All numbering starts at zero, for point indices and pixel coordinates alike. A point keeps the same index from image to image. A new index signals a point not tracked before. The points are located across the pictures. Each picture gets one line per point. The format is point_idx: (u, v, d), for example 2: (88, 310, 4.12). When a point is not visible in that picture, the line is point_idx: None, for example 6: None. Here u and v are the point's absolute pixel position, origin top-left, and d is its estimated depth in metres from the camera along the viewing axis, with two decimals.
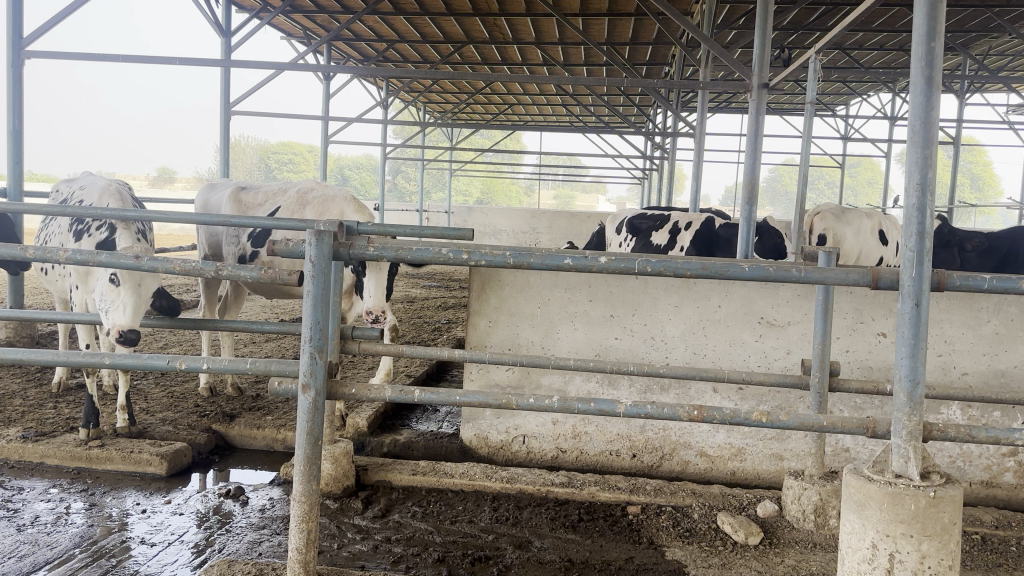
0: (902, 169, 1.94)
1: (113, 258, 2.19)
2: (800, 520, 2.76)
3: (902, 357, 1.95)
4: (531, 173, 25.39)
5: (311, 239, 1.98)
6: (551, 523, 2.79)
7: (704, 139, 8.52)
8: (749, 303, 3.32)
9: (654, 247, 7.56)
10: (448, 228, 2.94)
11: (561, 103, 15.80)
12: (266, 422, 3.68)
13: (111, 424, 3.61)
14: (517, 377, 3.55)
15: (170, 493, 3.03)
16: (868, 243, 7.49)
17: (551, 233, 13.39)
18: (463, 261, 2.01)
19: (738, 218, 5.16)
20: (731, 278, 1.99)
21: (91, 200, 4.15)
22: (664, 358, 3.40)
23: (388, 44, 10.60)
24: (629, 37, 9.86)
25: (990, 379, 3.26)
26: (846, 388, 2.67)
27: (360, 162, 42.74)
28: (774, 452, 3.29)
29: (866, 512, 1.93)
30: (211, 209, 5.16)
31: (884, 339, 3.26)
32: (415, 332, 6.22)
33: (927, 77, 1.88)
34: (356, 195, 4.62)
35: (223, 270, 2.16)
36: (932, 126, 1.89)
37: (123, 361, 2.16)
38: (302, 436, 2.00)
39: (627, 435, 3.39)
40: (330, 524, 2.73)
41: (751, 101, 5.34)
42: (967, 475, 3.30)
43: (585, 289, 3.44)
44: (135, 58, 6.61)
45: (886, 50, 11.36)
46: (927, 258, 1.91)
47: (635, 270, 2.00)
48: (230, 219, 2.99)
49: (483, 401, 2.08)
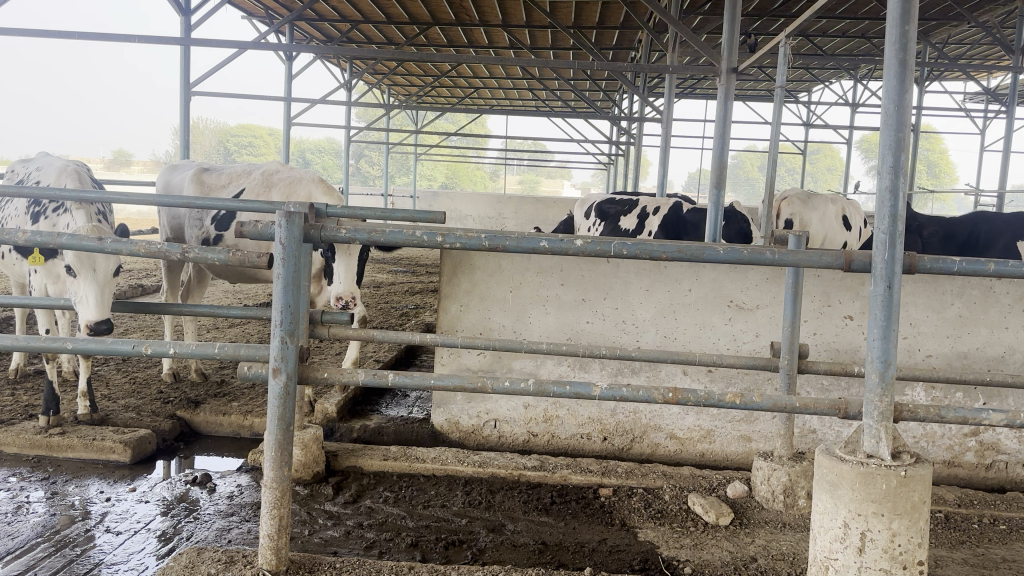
0: (875, 153, 1.96)
1: (75, 240, 2.11)
2: (769, 501, 2.79)
3: (874, 339, 1.97)
4: (496, 158, 25.28)
5: (281, 221, 1.94)
6: (524, 506, 2.79)
7: (670, 124, 8.53)
8: (719, 287, 3.34)
9: (622, 231, 7.58)
10: (419, 211, 2.90)
11: (527, 87, 15.72)
12: (232, 408, 3.62)
13: (71, 411, 3.51)
14: (488, 361, 3.53)
15: (134, 481, 2.96)
16: (832, 227, 7.59)
17: (517, 218, 13.34)
18: (438, 244, 1.98)
19: (706, 202, 5.18)
20: (707, 261, 1.98)
21: (49, 181, 4.04)
22: (634, 342, 3.41)
23: (352, 25, 10.43)
24: (596, 21, 9.83)
25: (954, 360, 3.32)
26: (815, 369, 2.70)
27: (323, 146, 42.17)
28: (742, 434, 3.32)
29: (838, 492, 1.95)
30: (174, 190, 5.04)
31: (851, 323, 3.31)
32: (382, 317, 6.16)
33: (901, 60, 1.88)
34: (322, 177, 4.55)
35: (188, 253, 2.10)
36: (906, 109, 1.90)
37: (87, 346, 2.10)
38: (272, 421, 1.97)
39: (599, 418, 3.39)
40: (300, 510, 2.68)
41: (719, 86, 5.34)
42: (930, 455, 3.37)
43: (557, 273, 3.43)
44: (91, 36, 6.41)
45: (849, 37, 11.49)
46: (900, 240, 1.92)
47: (612, 252, 1.99)
48: (194, 200, 2.90)
49: (458, 385, 2.06)
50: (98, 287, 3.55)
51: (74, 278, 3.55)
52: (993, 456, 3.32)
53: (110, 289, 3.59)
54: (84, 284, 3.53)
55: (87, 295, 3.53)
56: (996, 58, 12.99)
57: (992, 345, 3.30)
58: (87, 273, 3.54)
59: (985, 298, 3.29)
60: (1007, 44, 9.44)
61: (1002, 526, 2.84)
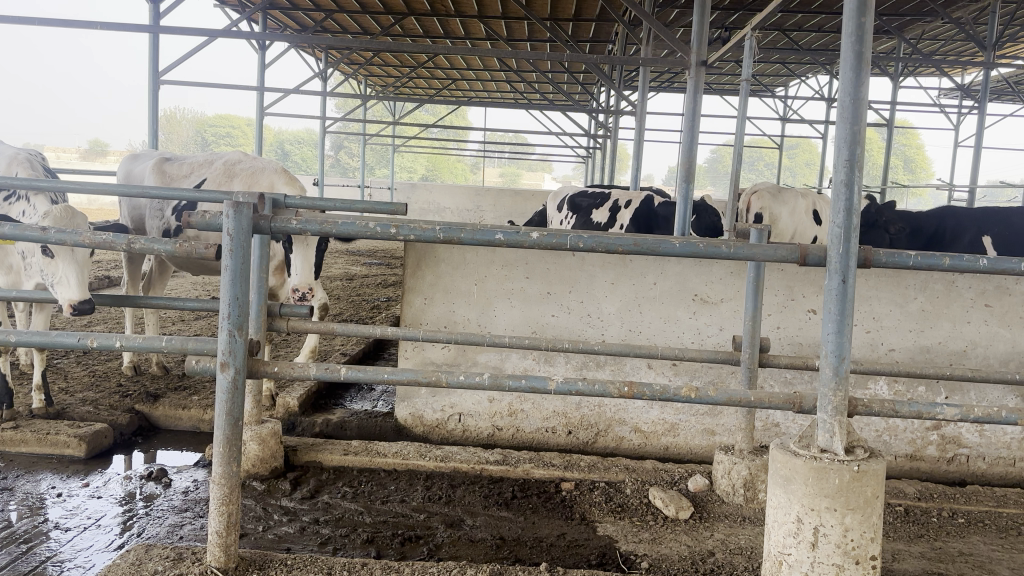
0: (831, 147, 1.95)
1: (18, 230, 2.05)
2: (729, 494, 2.79)
3: (828, 333, 1.96)
4: (476, 150, 25.12)
5: (228, 211, 1.88)
6: (484, 501, 2.76)
7: (644, 118, 8.51)
8: (684, 280, 3.33)
9: (596, 225, 7.55)
10: (379, 202, 2.86)
11: (506, 79, 15.64)
12: (193, 402, 3.56)
13: (26, 404, 3.44)
14: (453, 355, 3.50)
15: (88, 476, 2.90)
16: (803, 222, 7.63)
17: (495, 211, 13.25)
18: (392, 236, 1.94)
19: (676, 195, 5.17)
20: (662, 254, 1.96)
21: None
22: (600, 336, 3.39)
23: (327, 14, 10.31)
24: (572, 13, 9.79)
25: (917, 354, 3.33)
26: (776, 363, 2.68)
27: (302, 137, 41.75)
28: (706, 428, 3.32)
29: (791, 487, 1.94)
30: (135, 180, 4.96)
31: (814, 317, 3.31)
32: (352, 310, 6.10)
33: (857, 54, 1.87)
34: (286, 168, 4.48)
35: (135, 244, 2.04)
36: (861, 102, 1.88)
37: (32, 339, 2.04)
38: (220, 416, 1.92)
39: (563, 412, 3.37)
40: (255, 506, 2.64)
41: (689, 79, 5.33)
42: (892, 449, 3.39)
43: (522, 266, 3.40)
44: (53, 22, 6.26)
45: (825, 33, 11.54)
46: (855, 235, 1.91)
47: (566, 245, 1.96)
48: (149, 190, 2.82)
49: (411, 378, 2.03)
50: (78, 265, 3.46)
51: (53, 260, 3.43)
52: (954, 450, 3.34)
53: (89, 268, 3.50)
54: (63, 263, 3.43)
55: (68, 276, 3.42)
56: (969, 55, 13.11)
57: (954, 339, 3.31)
58: (66, 254, 3.43)
59: (948, 293, 3.30)
60: (979, 41, 9.52)
61: (961, 520, 2.85)
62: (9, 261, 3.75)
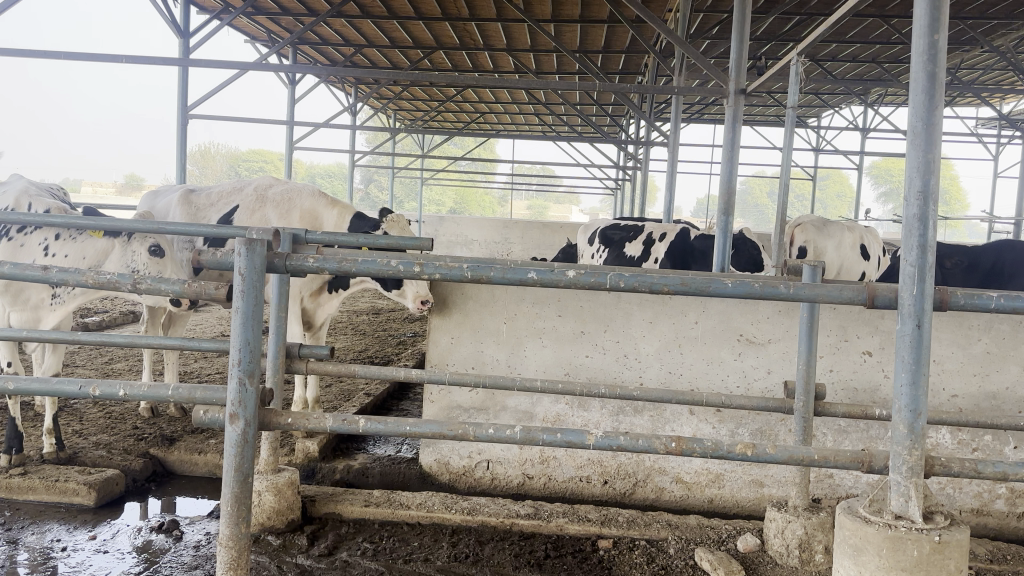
0: (900, 178, 1.74)
1: (17, 269, 1.87)
2: (783, 556, 2.55)
3: (901, 384, 1.72)
4: (503, 184, 24.94)
5: (241, 248, 1.68)
6: (515, 561, 2.56)
7: (677, 149, 8.32)
8: (728, 319, 3.11)
9: (628, 258, 7.35)
10: (404, 237, 2.70)
11: (533, 112, 15.58)
12: (209, 446, 3.40)
13: (36, 448, 3.30)
14: (480, 399, 3.32)
15: (96, 528, 2.75)
16: (848, 256, 7.35)
17: (523, 243, 12.84)
18: (415, 274, 1.75)
19: (714, 229, 4.97)
20: (712, 294, 1.73)
21: (6, 202, 3.95)
22: (637, 378, 3.18)
23: (356, 48, 10.37)
24: (601, 44, 9.72)
25: (982, 401, 3.08)
26: (833, 412, 2.45)
27: (332, 171, 42.00)
28: (754, 479, 3.09)
29: (863, 559, 1.72)
30: (158, 215, 4.87)
31: (870, 359, 3.08)
32: (377, 346, 5.95)
33: (931, 74, 1.66)
34: (323, 193, 4.61)
35: (141, 284, 1.86)
36: (936, 127, 1.68)
37: (31, 385, 1.86)
38: (229, 472, 1.71)
39: (599, 460, 3.16)
40: (269, 564, 2.46)
41: (726, 109, 5.14)
42: (956, 502, 3.13)
43: (555, 303, 3.21)
44: (81, 56, 6.26)
45: (861, 62, 11.34)
46: (930, 274, 1.68)
47: (606, 285, 1.75)
48: (165, 226, 2.63)
49: (435, 431, 1.83)
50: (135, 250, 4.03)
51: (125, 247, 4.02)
52: None
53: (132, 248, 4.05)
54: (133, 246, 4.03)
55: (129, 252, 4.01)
56: (1011, 83, 12.82)
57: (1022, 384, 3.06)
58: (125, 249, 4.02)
59: (1016, 334, 3.05)
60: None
61: None
62: (24, 294, 3.70)
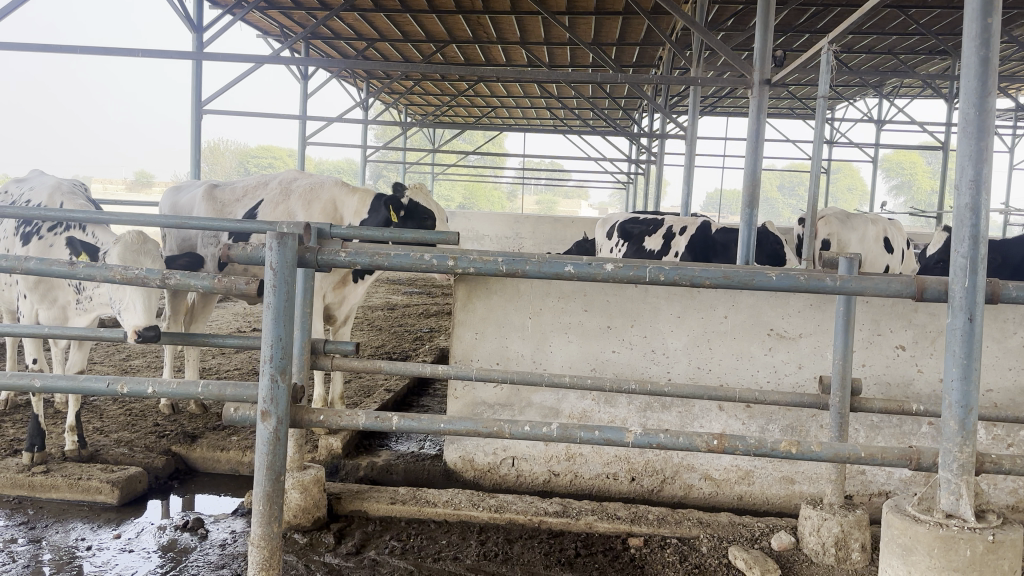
0: (952, 165, 1.66)
1: (43, 264, 1.84)
2: (819, 554, 2.50)
3: (952, 380, 1.64)
4: (513, 179, 24.82)
5: (272, 242, 1.62)
6: (545, 560, 2.51)
7: (694, 140, 8.24)
8: (758, 313, 3.06)
9: (648, 252, 7.28)
10: (430, 230, 2.63)
11: (545, 106, 15.50)
12: (231, 443, 3.37)
13: (59, 446, 3.28)
14: (505, 395, 3.27)
15: (120, 526, 2.72)
16: (872, 250, 7.26)
17: (535, 238, 12.76)
18: (449, 268, 1.70)
19: (738, 222, 4.92)
20: (756, 289, 1.67)
21: (39, 199, 3.93)
22: (665, 374, 3.13)
23: (369, 42, 10.33)
24: (616, 37, 9.64)
25: (1018, 396, 3.02)
26: (870, 408, 2.38)
27: (341, 168, 41.98)
28: (784, 475, 3.04)
29: (912, 559, 1.66)
30: (182, 211, 4.83)
31: (903, 353, 3.02)
32: (394, 342, 5.93)
33: (984, 59, 1.58)
34: (345, 181, 4.60)
35: (169, 279, 1.82)
36: (988, 113, 1.60)
37: (58, 383, 1.80)
38: (260, 471, 1.66)
39: (626, 457, 3.12)
40: (296, 563, 2.43)
41: (750, 100, 5.07)
42: (992, 499, 3.07)
43: (580, 298, 3.17)
44: (97, 51, 6.24)
45: (879, 53, 11.19)
46: (983, 265, 1.61)
47: (646, 278, 1.69)
48: (190, 220, 2.59)
49: (471, 429, 1.77)
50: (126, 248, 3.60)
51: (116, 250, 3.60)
52: None
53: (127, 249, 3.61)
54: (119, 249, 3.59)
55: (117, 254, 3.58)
56: None
57: None
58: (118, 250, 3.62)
59: None
60: None
61: None
62: (54, 294, 3.68)
